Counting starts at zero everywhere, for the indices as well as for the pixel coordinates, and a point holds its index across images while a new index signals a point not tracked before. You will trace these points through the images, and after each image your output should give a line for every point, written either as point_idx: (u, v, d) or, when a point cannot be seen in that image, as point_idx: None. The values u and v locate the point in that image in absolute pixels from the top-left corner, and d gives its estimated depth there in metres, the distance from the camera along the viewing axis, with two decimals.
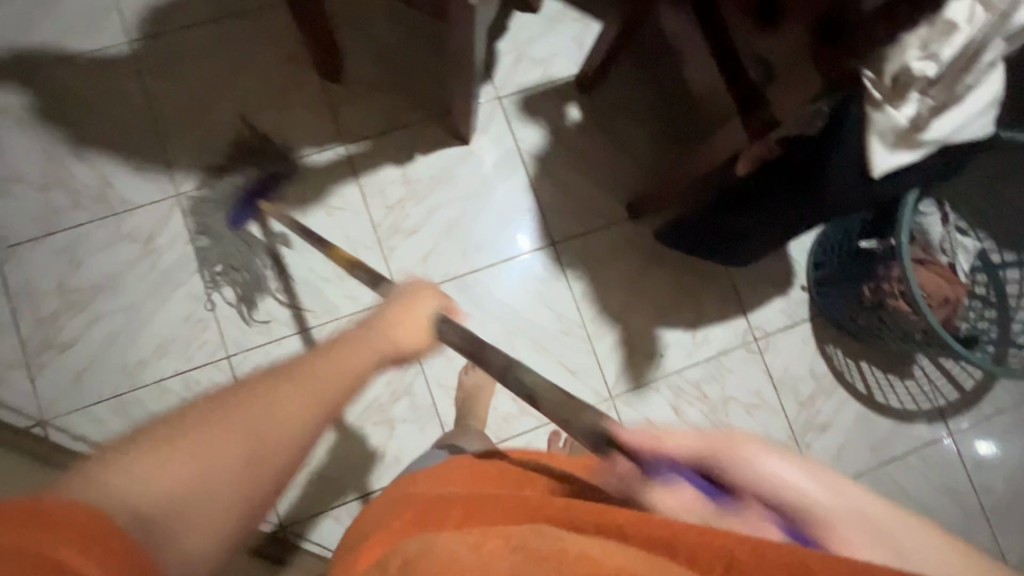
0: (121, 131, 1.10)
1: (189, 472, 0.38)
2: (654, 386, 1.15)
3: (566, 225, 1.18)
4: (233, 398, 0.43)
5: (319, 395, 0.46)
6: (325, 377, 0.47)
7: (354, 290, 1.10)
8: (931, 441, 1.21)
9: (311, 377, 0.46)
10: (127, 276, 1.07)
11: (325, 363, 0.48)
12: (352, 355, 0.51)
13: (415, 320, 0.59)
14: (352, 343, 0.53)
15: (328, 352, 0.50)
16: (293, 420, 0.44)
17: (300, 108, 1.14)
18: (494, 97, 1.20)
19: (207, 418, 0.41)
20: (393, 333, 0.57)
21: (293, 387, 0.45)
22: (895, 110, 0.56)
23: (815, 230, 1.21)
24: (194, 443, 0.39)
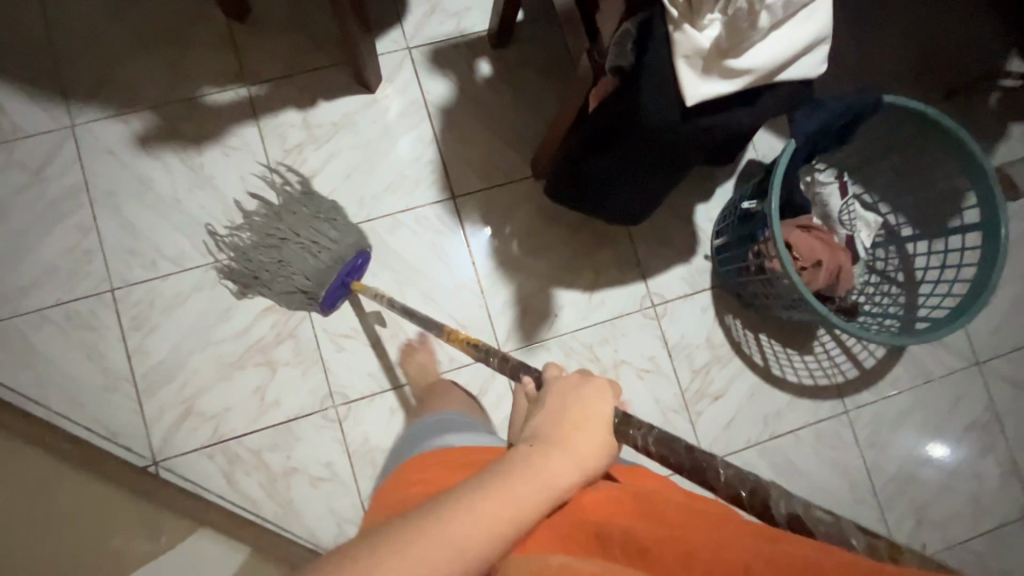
0: (20, 59, 1.09)
1: None
2: (546, 345, 1.15)
3: (468, 180, 1.17)
4: (432, 540, 0.42)
5: (498, 534, 0.44)
6: (502, 524, 0.45)
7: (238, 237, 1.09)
8: (825, 417, 1.20)
9: (493, 517, 0.45)
10: (14, 203, 1.07)
11: (510, 498, 0.46)
12: (527, 487, 0.48)
13: (596, 428, 0.56)
14: (527, 463, 0.50)
15: (511, 483, 0.47)
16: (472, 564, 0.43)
17: (203, 48, 1.13)
18: (403, 47, 1.18)
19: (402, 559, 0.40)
20: (572, 458, 0.52)
21: (488, 509, 0.45)
22: (691, 29, 0.59)
23: (720, 200, 1.20)
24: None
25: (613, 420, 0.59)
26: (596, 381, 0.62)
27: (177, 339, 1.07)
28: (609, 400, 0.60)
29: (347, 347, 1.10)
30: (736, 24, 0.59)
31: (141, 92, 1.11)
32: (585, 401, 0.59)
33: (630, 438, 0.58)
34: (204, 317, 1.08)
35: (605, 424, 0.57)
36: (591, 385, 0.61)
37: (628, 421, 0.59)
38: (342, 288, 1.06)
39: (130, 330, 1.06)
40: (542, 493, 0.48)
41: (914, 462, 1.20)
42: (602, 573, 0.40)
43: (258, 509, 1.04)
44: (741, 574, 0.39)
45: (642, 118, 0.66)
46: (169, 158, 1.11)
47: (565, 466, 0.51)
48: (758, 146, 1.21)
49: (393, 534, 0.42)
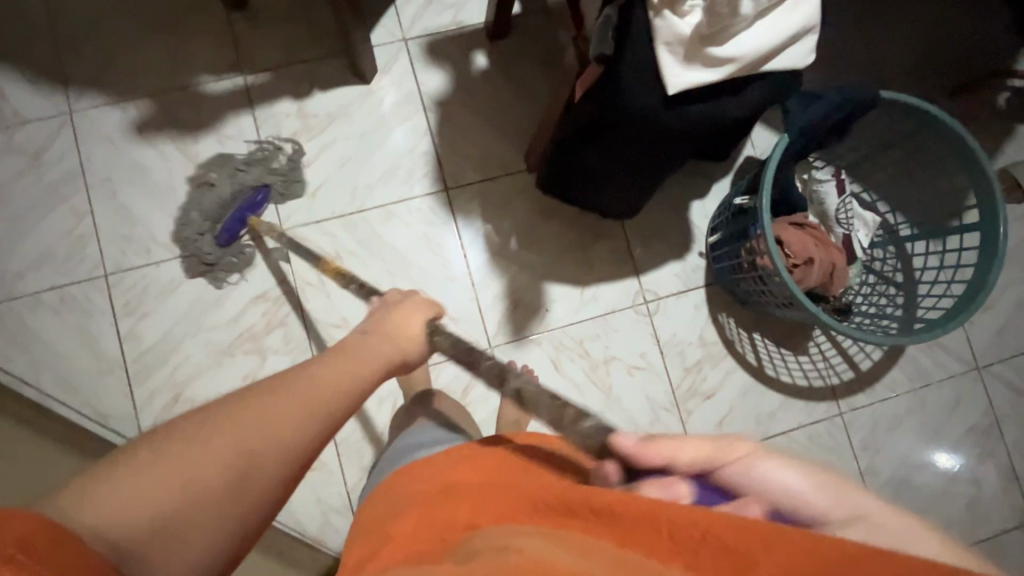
0: (21, 46, 1.11)
1: (190, 471, 0.39)
2: (536, 339, 1.15)
3: (461, 172, 1.17)
4: (246, 407, 0.44)
5: (315, 395, 0.47)
6: (319, 387, 0.48)
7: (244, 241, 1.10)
8: (819, 419, 1.18)
9: (314, 383, 0.48)
10: (12, 188, 1.08)
11: (320, 375, 0.49)
12: (341, 361, 0.52)
13: (408, 330, 0.61)
14: (340, 348, 0.55)
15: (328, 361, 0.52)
16: (298, 419, 0.45)
17: (199, 37, 1.14)
18: (400, 38, 1.18)
19: (215, 424, 0.42)
20: (384, 341, 0.58)
21: (296, 388, 0.47)
22: (672, 16, 0.59)
23: (716, 197, 1.19)
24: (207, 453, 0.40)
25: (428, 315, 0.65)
26: (414, 299, 0.66)
27: (169, 325, 1.08)
28: (424, 311, 0.64)
29: (337, 336, 1.11)
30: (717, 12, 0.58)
31: (138, 79, 1.12)
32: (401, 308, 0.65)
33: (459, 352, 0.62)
34: (196, 303, 1.09)
35: (418, 319, 0.63)
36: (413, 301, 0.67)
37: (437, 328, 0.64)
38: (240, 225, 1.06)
39: (123, 316, 1.07)
40: (353, 363, 0.53)
41: (910, 467, 1.18)
42: (559, 557, 0.34)
43: None
44: (698, 535, 0.35)
45: (625, 106, 0.66)
46: (164, 145, 1.12)
47: (378, 351, 0.56)
48: (755, 143, 1.20)
49: (198, 415, 0.43)
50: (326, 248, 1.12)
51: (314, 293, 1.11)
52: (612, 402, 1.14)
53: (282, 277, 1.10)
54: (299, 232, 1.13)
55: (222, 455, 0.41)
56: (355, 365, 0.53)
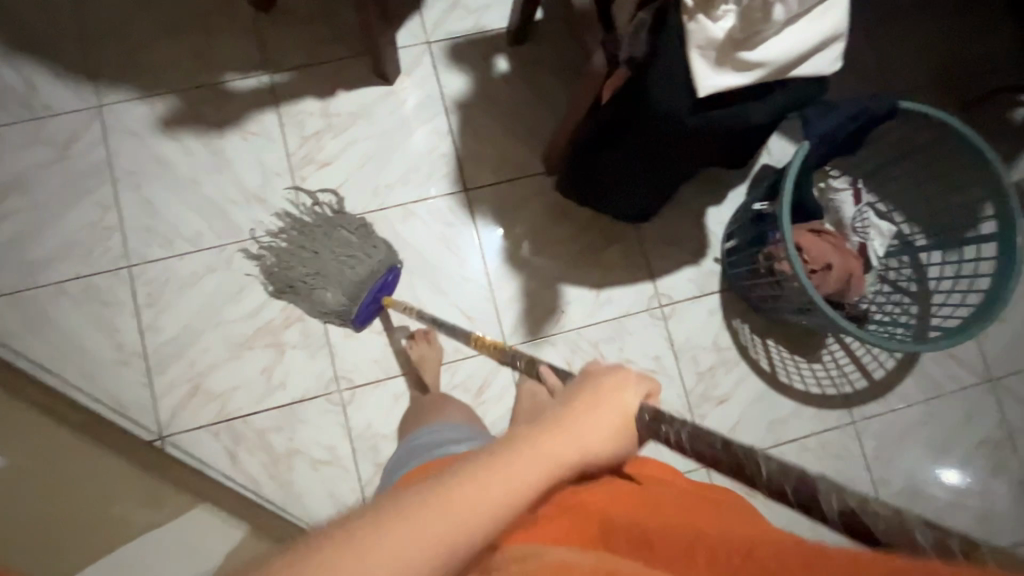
0: (52, 40, 1.13)
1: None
2: (551, 340, 1.15)
3: (480, 174, 1.19)
4: (428, 514, 0.40)
5: (472, 524, 0.41)
6: (489, 505, 0.42)
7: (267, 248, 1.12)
8: (832, 427, 1.18)
9: (496, 494, 0.42)
10: (39, 178, 1.10)
11: (502, 478, 0.43)
12: (513, 472, 0.44)
13: (610, 419, 0.51)
14: (513, 451, 0.45)
15: (505, 459, 0.45)
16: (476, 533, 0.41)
17: (227, 35, 1.16)
18: (423, 41, 1.20)
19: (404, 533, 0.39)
20: (573, 440, 0.48)
21: (473, 492, 0.42)
22: (705, 19, 0.60)
23: (732, 204, 1.20)
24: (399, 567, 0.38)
25: (633, 409, 0.53)
26: (620, 372, 0.55)
27: (189, 317, 1.09)
28: (636, 391, 0.54)
29: (354, 333, 1.12)
30: (750, 17, 0.59)
31: (166, 75, 1.14)
32: (606, 394, 0.53)
33: (661, 433, 0.51)
34: (216, 296, 1.10)
35: (620, 411, 0.52)
36: (608, 373, 0.55)
37: (659, 417, 0.52)
38: (374, 307, 1.10)
39: (144, 307, 1.09)
40: (528, 481, 0.44)
41: (921, 478, 1.18)
42: None
43: (260, 490, 1.05)
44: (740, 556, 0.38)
45: (651, 110, 0.67)
46: (189, 140, 1.13)
47: (570, 447, 0.48)
48: (771, 151, 1.21)
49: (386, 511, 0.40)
50: None
51: None
52: None
53: None
54: None
55: (400, 573, 0.38)
56: (553, 458, 0.46)
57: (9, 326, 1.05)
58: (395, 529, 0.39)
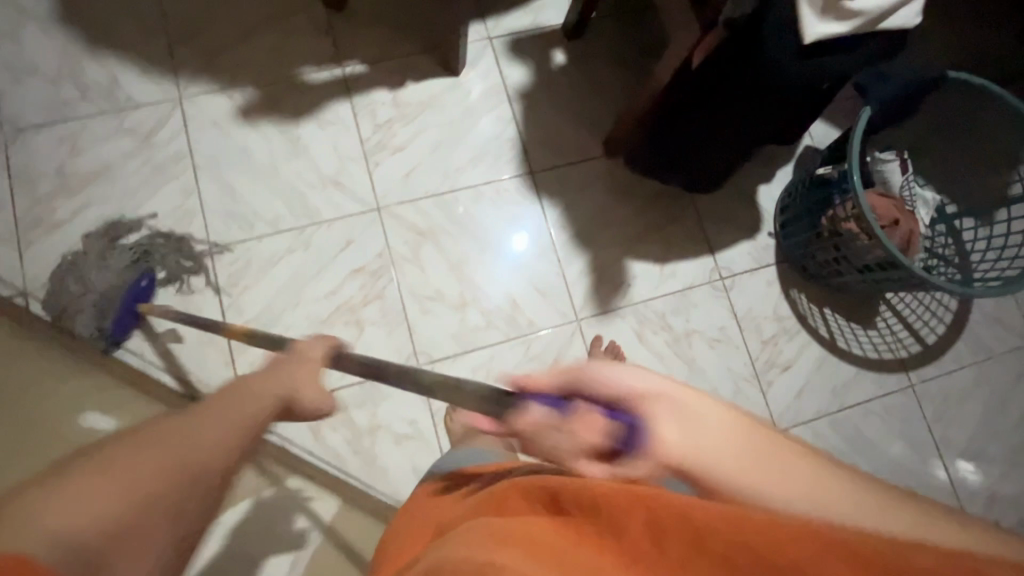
0: (133, 38, 1.18)
1: (158, 462, 0.40)
2: (620, 313, 1.19)
3: (544, 157, 1.24)
4: (150, 442, 0.41)
5: (235, 431, 0.48)
6: (230, 418, 0.49)
7: (342, 229, 1.16)
8: (892, 391, 1.22)
9: (235, 410, 0.50)
10: (123, 166, 1.13)
11: (228, 402, 0.51)
12: (244, 405, 0.52)
13: (310, 377, 0.61)
14: (224, 393, 0.53)
15: (218, 395, 0.52)
16: (212, 446, 0.45)
17: (300, 33, 1.23)
18: (484, 37, 1.27)
19: (139, 452, 0.40)
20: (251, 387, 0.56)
21: (212, 422, 0.47)
22: None
23: (783, 181, 1.27)
24: (160, 455, 0.40)
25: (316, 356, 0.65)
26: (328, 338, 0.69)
27: (270, 296, 1.11)
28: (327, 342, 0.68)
29: (431, 309, 1.15)
30: None
31: (241, 69, 1.20)
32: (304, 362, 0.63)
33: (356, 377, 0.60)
34: (297, 275, 1.13)
35: (306, 365, 0.63)
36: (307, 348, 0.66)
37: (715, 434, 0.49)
38: (134, 316, 1.06)
39: (225, 288, 1.11)
40: (257, 407, 0.52)
41: (981, 439, 1.22)
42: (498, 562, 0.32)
43: (345, 467, 1.06)
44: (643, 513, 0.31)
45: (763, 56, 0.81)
46: (266, 130, 1.18)
47: (262, 386, 0.56)
48: (814, 134, 1.28)
49: (111, 449, 0.39)
50: (421, 225, 1.18)
51: (410, 269, 1.16)
52: (695, 373, 1.18)
53: (379, 253, 1.16)
54: (396, 210, 1.18)
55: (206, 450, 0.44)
56: (263, 394, 0.55)
57: None
58: (162, 430, 0.43)
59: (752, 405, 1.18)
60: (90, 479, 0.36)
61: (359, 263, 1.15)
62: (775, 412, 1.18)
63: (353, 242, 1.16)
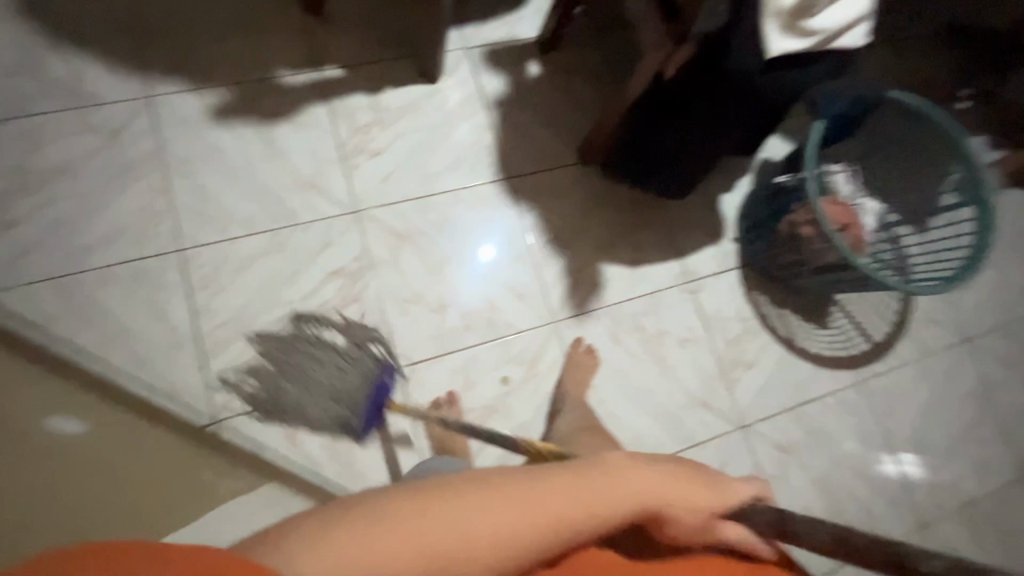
0: (99, 34, 1.15)
1: (453, 533, 0.42)
2: (595, 314, 1.23)
3: (520, 164, 1.28)
4: (453, 502, 0.44)
5: (542, 527, 0.46)
6: (545, 510, 0.47)
7: (319, 232, 1.15)
8: (846, 386, 1.31)
9: (564, 495, 0.48)
10: (87, 164, 1.09)
11: (557, 491, 0.48)
12: (571, 496, 0.49)
13: (653, 485, 0.56)
14: (577, 474, 0.51)
15: (558, 476, 0.50)
16: (493, 534, 0.44)
17: (277, 36, 1.22)
18: (462, 47, 1.31)
19: (455, 510, 0.43)
20: (608, 488, 0.52)
21: (514, 509, 0.45)
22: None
23: (744, 189, 1.35)
24: (457, 525, 0.42)
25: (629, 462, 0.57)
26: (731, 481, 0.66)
27: (244, 299, 1.09)
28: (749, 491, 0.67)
29: (410, 311, 1.15)
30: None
31: (216, 69, 1.18)
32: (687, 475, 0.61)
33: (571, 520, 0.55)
34: (273, 277, 1.11)
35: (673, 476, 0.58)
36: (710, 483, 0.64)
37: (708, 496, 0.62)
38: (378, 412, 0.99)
39: (197, 290, 1.08)
40: (587, 505, 0.49)
41: (923, 429, 1.32)
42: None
43: (322, 471, 1.02)
44: None
45: (731, 65, 0.89)
46: (242, 131, 1.17)
47: (635, 494, 0.53)
48: (770, 147, 1.37)
49: (432, 497, 0.43)
50: (399, 228, 1.19)
51: (389, 271, 1.16)
52: (667, 372, 1.23)
53: (357, 255, 1.16)
54: (374, 212, 1.19)
55: (493, 538, 0.44)
56: (603, 501, 0.50)
57: (51, 312, 1.01)
58: (471, 497, 0.45)
59: (720, 401, 1.24)
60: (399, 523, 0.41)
61: (337, 266, 1.14)
62: (741, 407, 1.25)
63: (331, 244, 1.15)
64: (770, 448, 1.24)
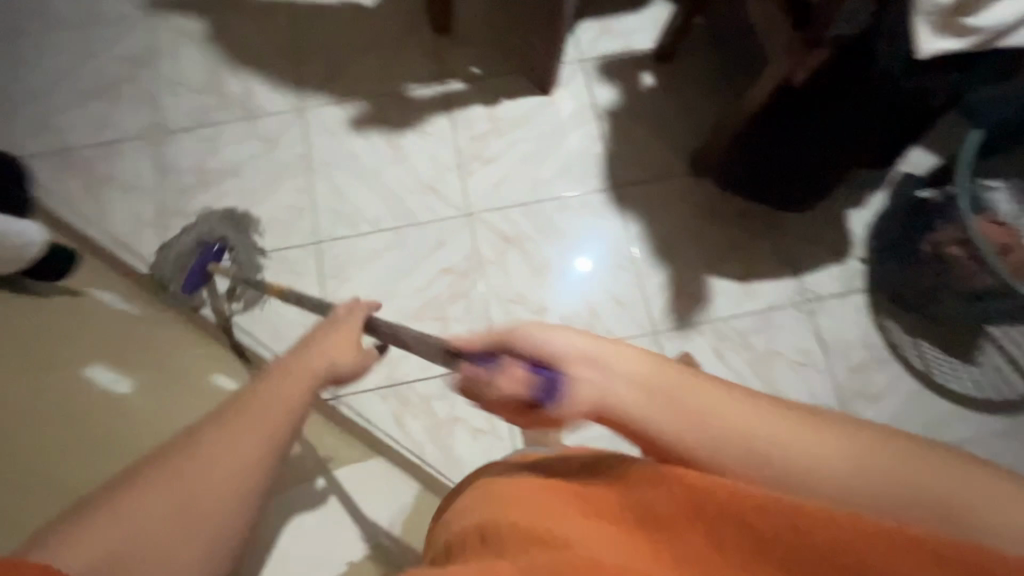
0: (268, 56, 1.34)
1: (171, 498, 0.49)
2: (699, 328, 1.19)
3: (628, 172, 1.28)
4: (166, 480, 0.49)
5: (257, 442, 0.53)
6: (257, 418, 0.54)
7: (435, 232, 1.24)
8: (998, 432, 1.14)
9: (245, 420, 0.54)
10: (250, 166, 1.28)
11: (260, 403, 0.55)
12: (276, 398, 0.56)
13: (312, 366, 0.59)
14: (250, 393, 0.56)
15: (245, 397, 0.55)
16: (213, 478, 0.51)
17: (409, 53, 1.35)
18: (577, 59, 1.35)
19: (145, 497, 0.48)
20: (300, 380, 0.58)
21: (215, 452, 0.51)
22: None
23: (875, 206, 1.24)
24: (170, 490, 0.49)
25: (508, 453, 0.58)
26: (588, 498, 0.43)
27: (367, 289, 1.20)
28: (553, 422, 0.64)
29: (513, 312, 1.20)
30: None
31: (356, 84, 1.33)
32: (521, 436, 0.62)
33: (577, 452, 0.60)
34: (392, 271, 1.21)
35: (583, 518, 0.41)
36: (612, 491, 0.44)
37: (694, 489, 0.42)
38: (204, 274, 1.13)
39: (328, 279, 1.21)
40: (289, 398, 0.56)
41: None
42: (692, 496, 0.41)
43: (423, 454, 1.10)
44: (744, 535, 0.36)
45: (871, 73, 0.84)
46: (374, 138, 1.30)
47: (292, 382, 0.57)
48: (910, 161, 1.24)
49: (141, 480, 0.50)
50: (507, 231, 1.24)
51: (496, 272, 1.22)
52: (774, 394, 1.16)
53: (467, 255, 1.23)
54: (485, 215, 1.26)
55: (218, 485, 0.50)
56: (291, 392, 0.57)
57: None
58: (183, 463, 0.50)
59: None
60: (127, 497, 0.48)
61: (447, 264, 1.22)
62: None
63: (444, 244, 1.24)
64: None
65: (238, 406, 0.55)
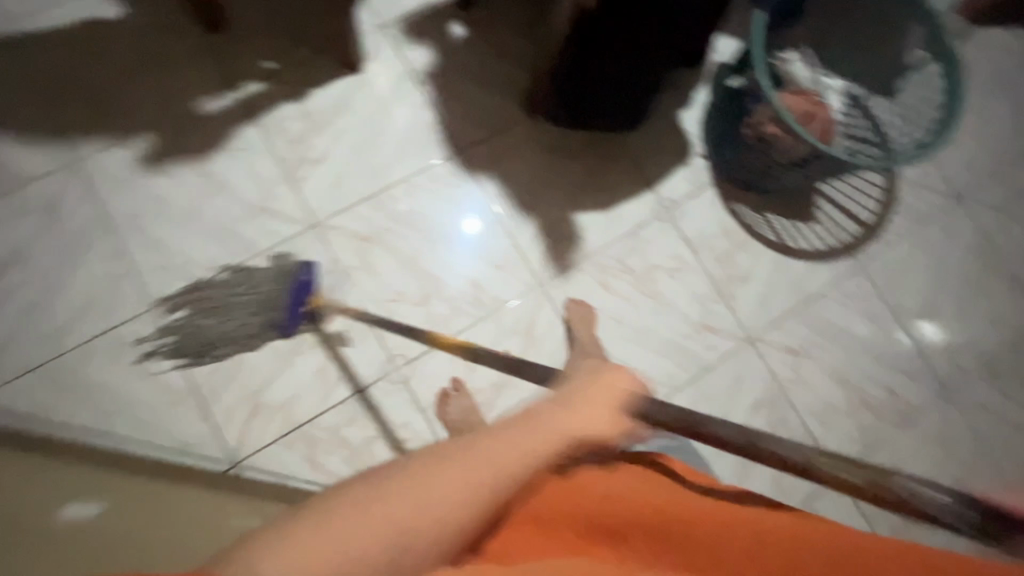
0: (9, 108, 1.10)
1: (381, 511, 0.43)
2: (579, 267, 1.21)
3: (468, 133, 1.23)
4: (405, 484, 0.45)
5: (490, 481, 0.47)
6: (501, 454, 0.48)
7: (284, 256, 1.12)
8: (846, 274, 1.29)
9: (490, 454, 0.48)
10: (35, 246, 1.06)
11: (499, 442, 0.49)
12: (519, 434, 0.51)
13: (605, 399, 0.58)
14: (520, 421, 0.52)
15: (489, 436, 0.50)
16: (440, 506, 0.45)
17: (187, 63, 1.16)
18: (377, 26, 1.24)
19: (354, 509, 0.43)
20: (533, 430, 0.52)
21: (451, 474, 0.46)
22: None
23: (701, 102, 1.29)
24: (374, 518, 0.42)
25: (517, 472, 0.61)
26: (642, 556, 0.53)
27: None
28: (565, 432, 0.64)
29: (396, 312, 1.13)
30: None
31: (134, 114, 1.13)
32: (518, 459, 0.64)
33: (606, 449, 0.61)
34: None
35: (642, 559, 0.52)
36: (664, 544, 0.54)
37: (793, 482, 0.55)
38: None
39: None
40: (537, 439, 0.51)
41: (934, 297, 1.30)
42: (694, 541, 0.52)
43: None
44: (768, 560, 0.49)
45: None
46: (178, 171, 1.13)
47: (557, 424, 0.53)
48: (720, 51, 1.30)
49: (369, 482, 0.45)
50: (362, 230, 1.16)
51: (365, 276, 1.14)
52: (662, 304, 1.22)
53: (328, 268, 1.13)
54: (334, 220, 1.15)
55: (435, 522, 0.44)
56: (553, 433, 0.52)
57: (45, 401, 1.01)
58: (405, 477, 0.46)
59: (723, 321, 1.23)
60: (333, 512, 0.42)
61: None
62: (745, 322, 1.23)
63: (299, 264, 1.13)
64: (781, 353, 1.23)
65: (460, 443, 0.49)
